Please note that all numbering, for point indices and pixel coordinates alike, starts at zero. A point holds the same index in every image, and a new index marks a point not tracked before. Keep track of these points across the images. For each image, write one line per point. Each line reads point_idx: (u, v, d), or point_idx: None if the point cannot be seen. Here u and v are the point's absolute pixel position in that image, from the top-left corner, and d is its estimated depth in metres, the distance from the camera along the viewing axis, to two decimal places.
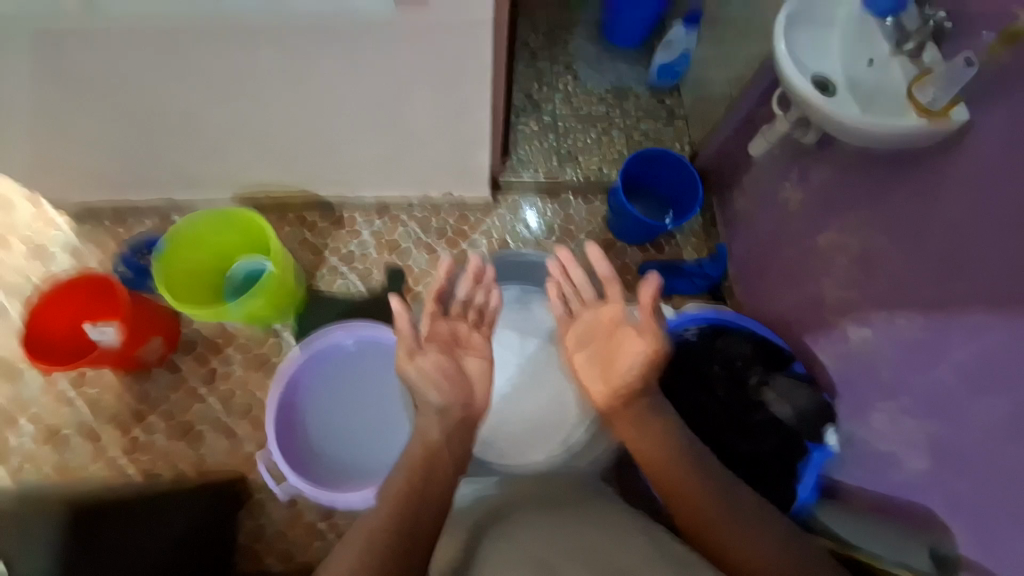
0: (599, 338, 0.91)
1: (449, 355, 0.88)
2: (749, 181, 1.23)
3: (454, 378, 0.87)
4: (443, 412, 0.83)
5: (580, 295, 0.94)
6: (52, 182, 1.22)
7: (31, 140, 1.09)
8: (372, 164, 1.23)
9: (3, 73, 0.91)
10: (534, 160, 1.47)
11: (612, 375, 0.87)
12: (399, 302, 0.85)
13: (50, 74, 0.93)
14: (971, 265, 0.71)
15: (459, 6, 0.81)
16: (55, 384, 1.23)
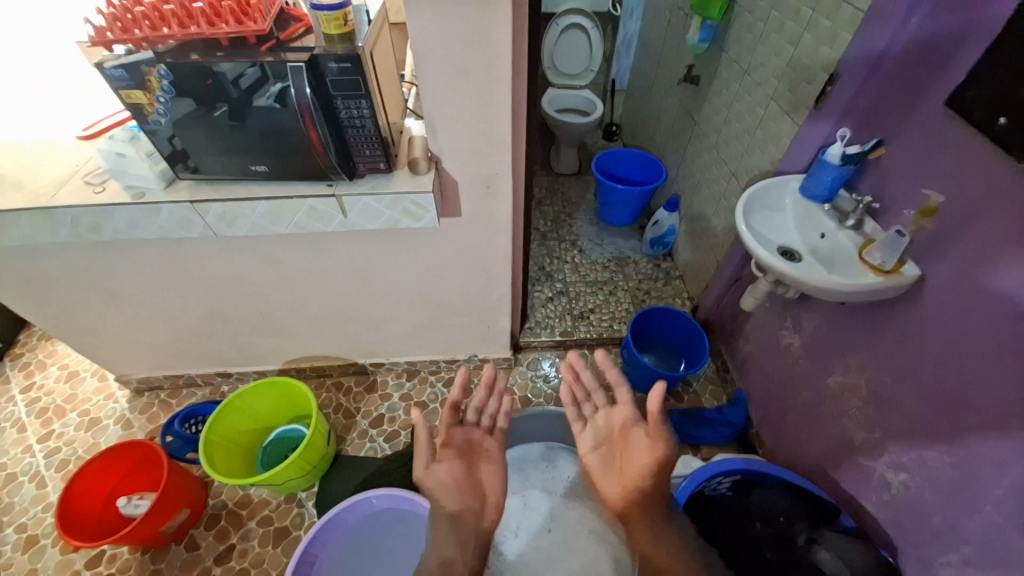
0: (611, 443, 0.87)
1: (464, 463, 0.87)
2: (750, 330, 1.34)
3: (468, 487, 0.85)
4: (455, 519, 0.83)
5: (591, 399, 0.93)
6: (124, 360, 1.38)
7: (116, 329, 1.26)
8: (407, 334, 1.38)
9: (118, 282, 1.12)
10: (550, 322, 1.62)
11: (623, 477, 0.84)
12: (419, 413, 0.84)
13: (155, 283, 1.13)
14: (971, 399, 0.75)
15: (487, 216, 1.03)
16: (65, 568, 1.18)
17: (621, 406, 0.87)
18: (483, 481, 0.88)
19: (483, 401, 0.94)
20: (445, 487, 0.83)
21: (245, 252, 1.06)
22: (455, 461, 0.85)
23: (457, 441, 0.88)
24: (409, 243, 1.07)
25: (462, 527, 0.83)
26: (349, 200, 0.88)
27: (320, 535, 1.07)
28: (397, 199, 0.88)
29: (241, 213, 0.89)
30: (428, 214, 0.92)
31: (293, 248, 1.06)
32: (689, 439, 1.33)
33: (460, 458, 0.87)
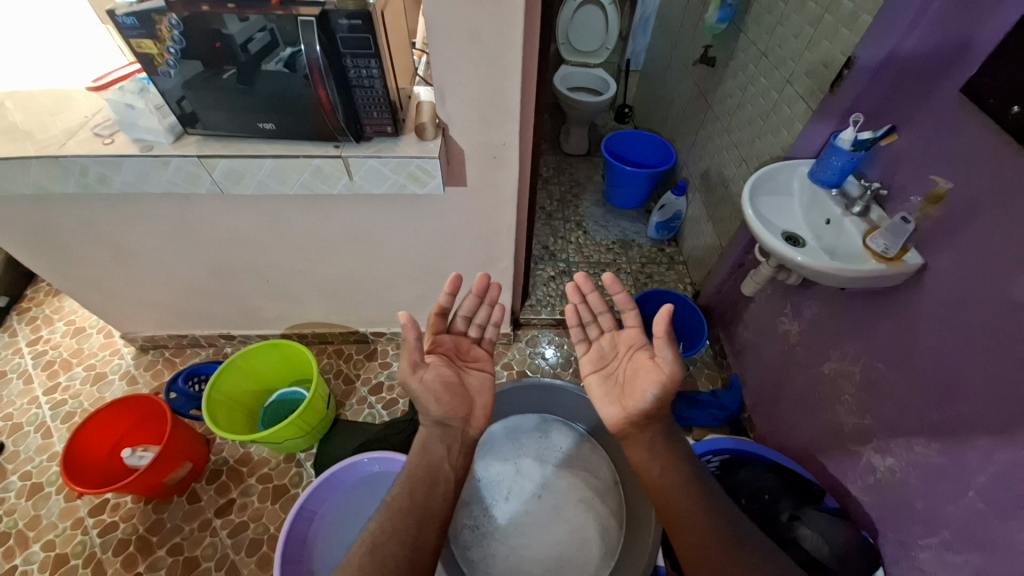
0: (615, 366, 0.81)
1: (452, 368, 0.81)
2: (749, 316, 1.34)
3: (456, 390, 0.79)
4: (441, 425, 0.77)
5: (597, 322, 0.86)
6: (131, 317, 1.41)
7: (125, 286, 1.29)
8: (408, 305, 1.40)
9: (126, 236, 1.13)
10: (550, 300, 1.62)
11: (626, 396, 0.76)
12: (408, 313, 0.74)
13: (162, 240, 1.15)
14: (963, 387, 0.76)
15: (493, 188, 1.04)
16: (73, 512, 1.22)
17: (628, 328, 0.80)
18: (471, 387, 0.83)
19: (472, 310, 0.89)
20: (431, 392, 0.76)
21: (252, 212, 1.07)
22: (443, 366, 0.80)
23: (444, 347, 0.84)
24: (413, 210, 1.08)
25: (449, 432, 0.78)
26: (355, 161, 0.88)
27: (315, 493, 1.10)
28: (403, 163, 0.88)
29: (249, 170, 0.90)
30: (434, 179, 0.91)
31: (298, 209, 1.07)
32: (683, 420, 1.35)
33: (448, 365, 0.81)
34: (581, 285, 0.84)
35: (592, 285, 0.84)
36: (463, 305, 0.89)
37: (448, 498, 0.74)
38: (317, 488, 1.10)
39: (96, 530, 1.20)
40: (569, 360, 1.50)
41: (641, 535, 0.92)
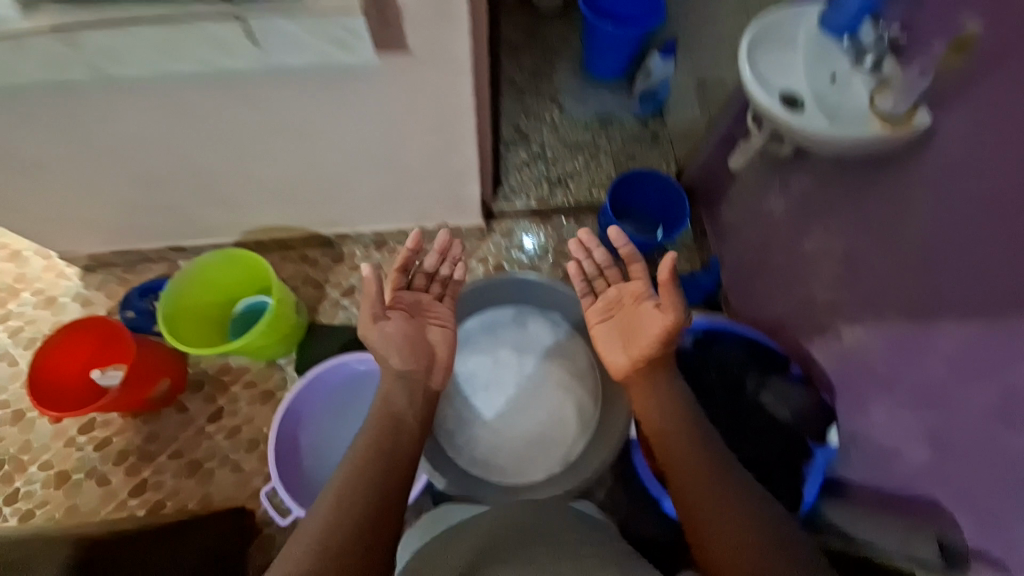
0: (622, 313, 0.89)
1: (414, 322, 0.87)
2: (733, 194, 1.28)
3: (416, 343, 0.85)
4: (404, 376, 0.83)
5: (605, 276, 0.94)
6: (63, 235, 1.27)
7: (41, 201, 1.13)
8: (371, 202, 1.28)
9: (15, 141, 0.95)
10: (525, 189, 1.53)
11: (634, 343, 0.85)
12: (372, 266, 0.82)
13: (61, 142, 0.97)
14: (947, 259, 0.73)
15: (445, 54, 0.86)
16: (64, 431, 1.24)
17: (633, 278, 0.88)
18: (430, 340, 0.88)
19: (432, 266, 0.94)
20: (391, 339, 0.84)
21: (159, 103, 0.90)
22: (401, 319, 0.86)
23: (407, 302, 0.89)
24: (352, 89, 0.91)
25: (411, 382, 0.83)
26: (261, 25, 0.70)
27: (299, 395, 1.12)
28: (325, 23, 0.71)
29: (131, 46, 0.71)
30: (363, 42, 0.77)
31: (211, 95, 0.89)
32: None
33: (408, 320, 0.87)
34: (586, 242, 0.94)
35: (597, 242, 0.93)
36: (424, 263, 0.94)
37: (413, 433, 0.80)
38: (301, 389, 1.12)
39: (92, 447, 1.23)
40: (547, 250, 1.45)
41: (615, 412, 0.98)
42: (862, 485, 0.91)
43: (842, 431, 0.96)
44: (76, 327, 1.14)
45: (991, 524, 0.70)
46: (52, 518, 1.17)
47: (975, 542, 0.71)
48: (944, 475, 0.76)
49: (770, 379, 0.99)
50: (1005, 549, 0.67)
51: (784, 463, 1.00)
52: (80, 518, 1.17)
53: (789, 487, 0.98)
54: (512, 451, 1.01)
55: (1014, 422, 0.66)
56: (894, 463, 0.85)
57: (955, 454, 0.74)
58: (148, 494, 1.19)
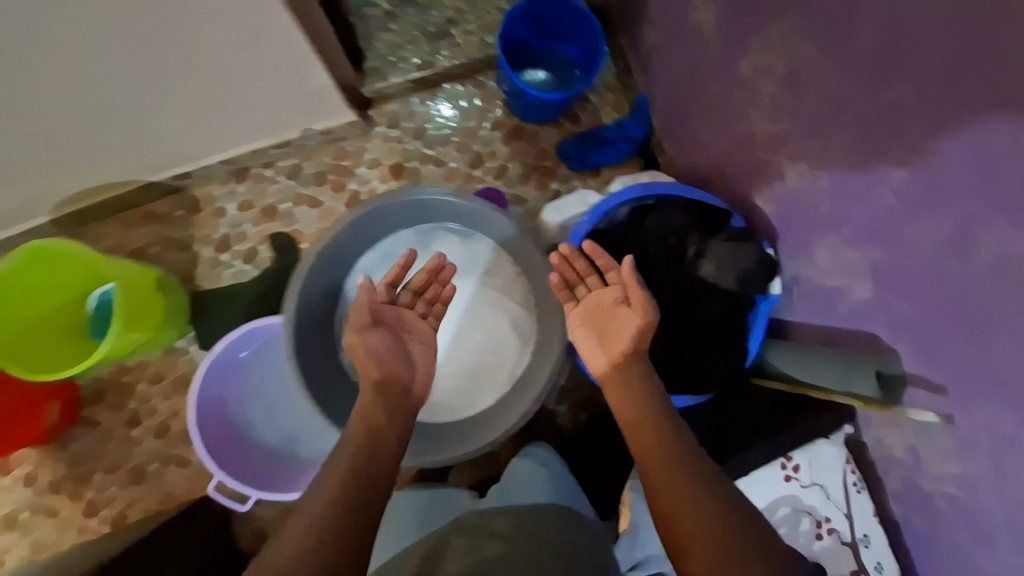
0: (600, 320, 0.80)
1: (396, 337, 0.74)
2: (654, 6, 0.99)
3: (394, 354, 0.72)
4: (381, 389, 0.69)
5: (584, 282, 0.84)
6: None
7: None
8: (192, 122, 0.97)
9: None
10: (400, 53, 1.16)
11: (612, 345, 0.77)
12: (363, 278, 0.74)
13: None
14: (908, 63, 0.57)
15: None
16: None
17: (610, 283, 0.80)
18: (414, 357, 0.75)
19: (422, 284, 0.84)
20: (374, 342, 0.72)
21: None
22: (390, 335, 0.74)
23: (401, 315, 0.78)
24: None
25: (390, 393, 0.69)
26: None
27: (212, 375, 0.99)
28: None
29: None
30: None
31: None
32: (589, 164, 1.17)
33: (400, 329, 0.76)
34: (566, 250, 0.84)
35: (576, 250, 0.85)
36: (415, 277, 0.84)
37: (393, 446, 0.66)
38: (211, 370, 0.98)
39: (19, 484, 1.12)
40: (447, 132, 1.18)
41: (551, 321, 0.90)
42: (805, 325, 0.90)
43: (786, 277, 0.91)
44: None
45: (931, 351, 0.68)
46: (13, 560, 1.11)
47: (914, 369, 0.71)
48: (886, 310, 0.73)
49: (711, 243, 0.88)
50: (943, 374, 0.67)
51: (731, 325, 0.87)
52: (45, 553, 1.11)
53: (735, 346, 0.87)
54: (454, 387, 0.92)
55: (965, 251, 0.59)
56: (838, 302, 0.81)
57: (900, 288, 0.70)
58: (102, 511, 1.12)
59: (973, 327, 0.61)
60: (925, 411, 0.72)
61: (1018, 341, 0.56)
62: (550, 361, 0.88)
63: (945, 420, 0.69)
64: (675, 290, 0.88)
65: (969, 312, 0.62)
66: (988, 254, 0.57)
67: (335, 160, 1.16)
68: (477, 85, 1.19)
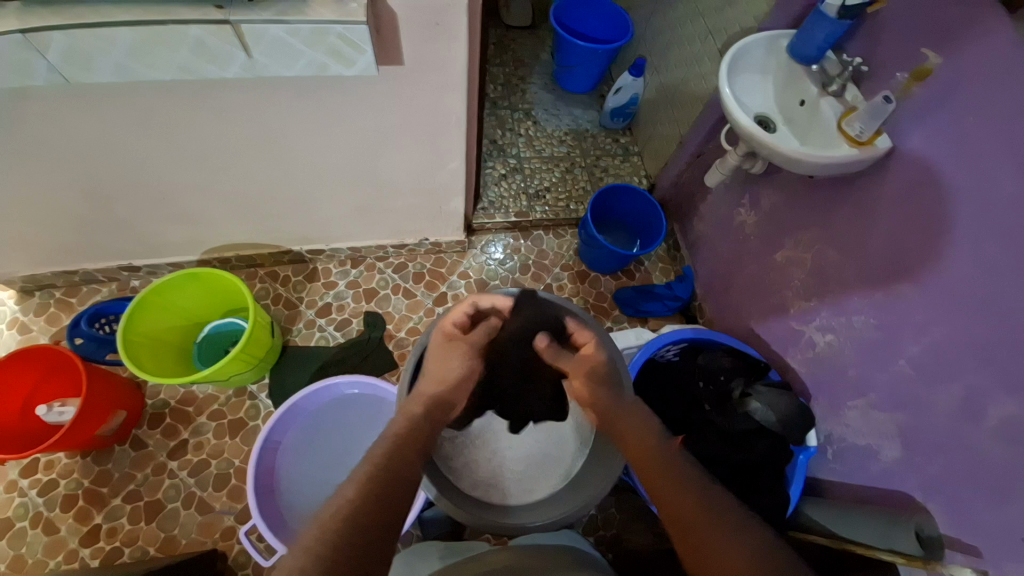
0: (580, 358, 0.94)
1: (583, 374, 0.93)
2: (707, 209, 1.33)
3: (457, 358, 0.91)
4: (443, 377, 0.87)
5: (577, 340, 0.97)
6: (16, 262, 1.19)
7: (12, 226, 1.07)
8: (350, 215, 1.21)
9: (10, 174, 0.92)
10: (503, 202, 1.52)
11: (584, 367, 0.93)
12: None
13: (25, 157, 0.90)
14: (905, 270, 0.81)
15: (432, 69, 0.84)
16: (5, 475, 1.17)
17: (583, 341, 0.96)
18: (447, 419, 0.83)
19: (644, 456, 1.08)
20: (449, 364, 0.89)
21: (117, 109, 0.83)
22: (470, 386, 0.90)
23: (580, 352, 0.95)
24: (334, 100, 0.87)
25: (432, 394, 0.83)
26: (250, 28, 0.63)
27: (293, 408, 1.09)
28: (318, 32, 0.65)
29: (97, 48, 0.64)
30: (363, 55, 0.70)
31: (185, 104, 0.83)
32: (640, 312, 1.39)
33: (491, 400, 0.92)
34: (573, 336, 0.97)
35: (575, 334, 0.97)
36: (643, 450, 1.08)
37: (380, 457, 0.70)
38: (292, 405, 1.08)
39: (36, 490, 1.16)
40: (526, 265, 1.46)
41: (602, 457, 1.02)
42: (842, 485, 0.98)
43: (820, 434, 1.02)
44: (29, 350, 1.06)
45: (961, 512, 0.75)
46: (18, 553, 1.11)
47: (949, 530, 0.77)
48: (916, 471, 0.83)
49: (755, 387, 1.07)
50: (978, 535, 0.73)
51: (771, 467, 1.00)
52: (25, 572, 1.10)
53: (776, 490, 0.99)
54: (517, 475, 1.08)
55: (973, 418, 0.73)
56: (873, 461, 0.91)
57: (926, 450, 0.80)
58: (101, 542, 1.13)
59: (995, 491, 0.70)
60: (963, 566, 0.74)
61: None
62: (601, 475, 1.00)
63: None
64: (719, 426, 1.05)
65: (989, 476, 0.71)
66: (995, 420, 0.70)
67: (435, 265, 1.43)
68: (510, 249, 1.48)
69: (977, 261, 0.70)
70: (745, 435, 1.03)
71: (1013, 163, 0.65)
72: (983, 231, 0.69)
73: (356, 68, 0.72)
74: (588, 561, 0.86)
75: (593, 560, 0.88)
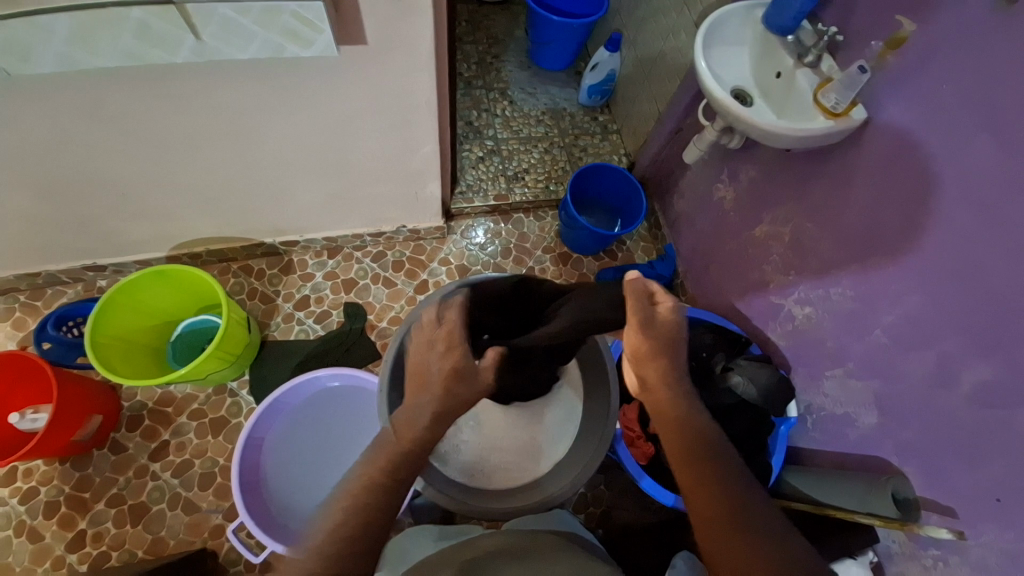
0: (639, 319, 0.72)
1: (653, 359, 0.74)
2: (686, 186, 1.32)
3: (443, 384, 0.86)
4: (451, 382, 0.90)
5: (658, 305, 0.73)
6: None
7: None
8: (324, 204, 1.18)
9: None
10: (482, 185, 1.49)
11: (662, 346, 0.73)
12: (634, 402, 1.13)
13: None
14: (882, 241, 0.82)
15: (399, 49, 0.80)
16: None
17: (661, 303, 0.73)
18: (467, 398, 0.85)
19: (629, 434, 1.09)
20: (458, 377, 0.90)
21: (65, 101, 0.77)
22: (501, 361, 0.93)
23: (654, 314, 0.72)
24: (298, 83, 0.82)
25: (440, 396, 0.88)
26: (199, 8, 0.59)
27: (276, 403, 1.08)
28: (273, 11, 0.61)
29: (33, 37, 0.59)
30: (322, 35, 0.67)
31: (140, 93, 0.79)
32: None
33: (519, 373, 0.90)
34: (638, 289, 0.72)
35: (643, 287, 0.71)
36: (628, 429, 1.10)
37: None
38: (273, 400, 1.06)
39: (15, 500, 1.13)
40: (508, 248, 1.44)
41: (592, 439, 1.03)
42: (822, 453, 1.01)
43: (800, 404, 1.04)
44: None
45: (935, 474, 0.78)
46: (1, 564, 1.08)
47: (925, 491, 0.80)
48: (892, 436, 0.85)
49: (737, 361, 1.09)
50: (952, 495, 0.76)
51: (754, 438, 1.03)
52: None
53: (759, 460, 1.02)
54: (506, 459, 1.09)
55: (946, 385, 0.75)
56: (852, 428, 0.93)
57: (902, 416, 0.83)
58: (87, 548, 1.10)
59: (969, 452, 0.73)
60: (940, 527, 0.77)
61: (1007, 462, 0.68)
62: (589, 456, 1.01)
63: (958, 535, 0.75)
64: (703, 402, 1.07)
65: (963, 440, 0.73)
66: (967, 385, 0.72)
67: (414, 252, 1.40)
68: (491, 234, 1.45)
69: (954, 230, 0.71)
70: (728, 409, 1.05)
71: (987, 130, 0.65)
72: (958, 199, 0.70)
73: (316, 49, 0.69)
74: (579, 542, 0.87)
75: (583, 539, 0.89)
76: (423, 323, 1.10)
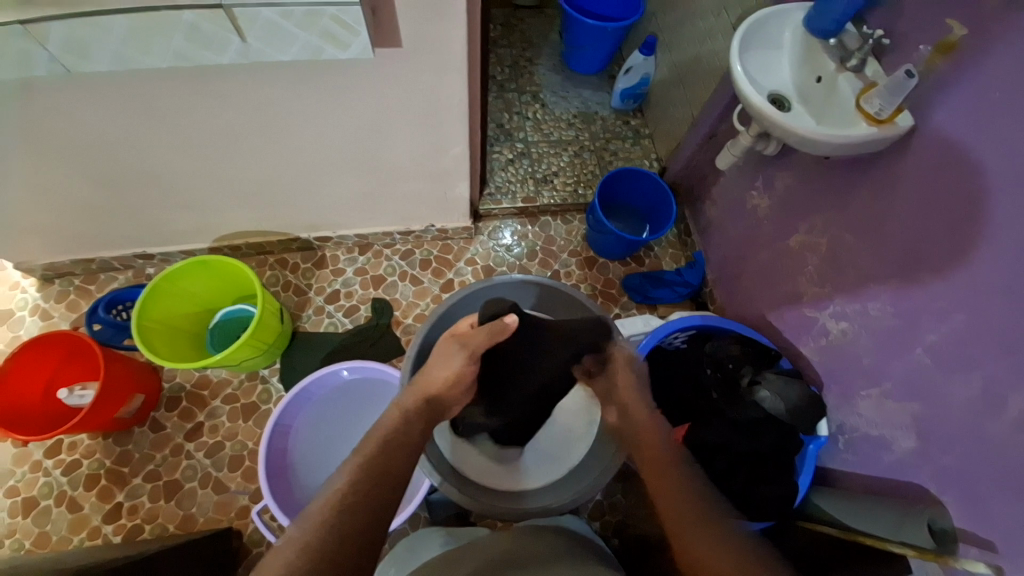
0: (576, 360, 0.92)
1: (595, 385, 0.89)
2: (719, 193, 1.29)
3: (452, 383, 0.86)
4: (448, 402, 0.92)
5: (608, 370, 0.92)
6: (35, 249, 1.22)
7: (31, 214, 1.10)
8: (355, 201, 1.21)
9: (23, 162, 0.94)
10: (511, 187, 1.50)
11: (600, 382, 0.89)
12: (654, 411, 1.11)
13: (37, 147, 0.91)
14: (926, 256, 0.77)
15: (431, 52, 0.82)
16: (33, 455, 1.23)
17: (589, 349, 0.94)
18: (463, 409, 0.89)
19: None
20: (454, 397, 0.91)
21: (123, 98, 0.83)
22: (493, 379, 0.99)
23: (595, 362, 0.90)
24: (333, 84, 0.85)
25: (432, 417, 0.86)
26: (243, 13, 0.63)
27: (304, 391, 1.12)
28: (311, 15, 0.64)
29: (95, 38, 0.64)
30: (357, 37, 0.69)
31: (188, 91, 0.84)
32: (649, 299, 1.37)
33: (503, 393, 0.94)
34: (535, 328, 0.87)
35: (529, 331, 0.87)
36: None
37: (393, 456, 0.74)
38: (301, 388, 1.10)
39: (60, 470, 1.21)
40: (534, 250, 1.44)
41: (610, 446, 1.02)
42: (854, 476, 0.96)
43: (832, 423, 1.00)
44: (46, 335, 1.09)
45: (976, 506, 0.73)
46: (48, 527, 1.17)
47: (964, 524, 0.75)
48: (930, 462, 0.80)
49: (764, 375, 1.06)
50: (994, 530, 0.70)
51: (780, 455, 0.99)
52: (50, 548, 1.15)
53: (784, 479, 0.98)
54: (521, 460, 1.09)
55: (992, 411, 0.70)
56: (887, 452, 0.88)
57: (942, 442, 0.78)
58: (122, 520, 1.18)
59: (1015, 485, 0.67)
60: (977, 561, 0.72)
61: None
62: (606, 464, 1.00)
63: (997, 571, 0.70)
64: (727, 413, 1.04)
65: (1008, 471, 0.68)
66: (1016, 412, 0.67)
67: (441, 252, 1.42)
68: (518, 235, 1.46)
69: (1006, 245, 0.66)
70: (755, 423, 1.01)
71: None
72: (1011, 213, 0.65)
73: (350, 51, 0.71)
74: (584, 545, 0.87)
75: (597, 547, 0.89)
76: (446, 319, 1.11)
